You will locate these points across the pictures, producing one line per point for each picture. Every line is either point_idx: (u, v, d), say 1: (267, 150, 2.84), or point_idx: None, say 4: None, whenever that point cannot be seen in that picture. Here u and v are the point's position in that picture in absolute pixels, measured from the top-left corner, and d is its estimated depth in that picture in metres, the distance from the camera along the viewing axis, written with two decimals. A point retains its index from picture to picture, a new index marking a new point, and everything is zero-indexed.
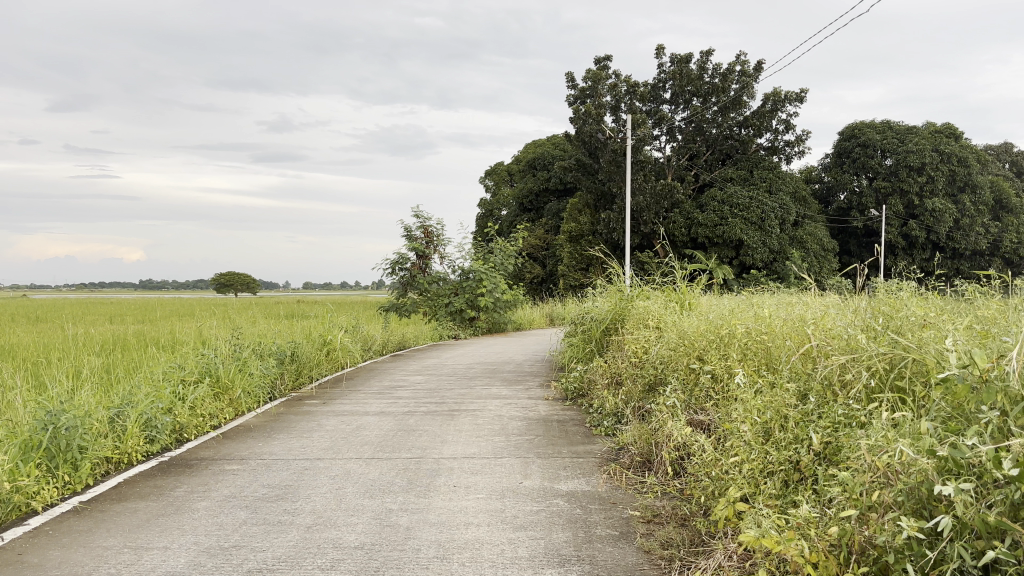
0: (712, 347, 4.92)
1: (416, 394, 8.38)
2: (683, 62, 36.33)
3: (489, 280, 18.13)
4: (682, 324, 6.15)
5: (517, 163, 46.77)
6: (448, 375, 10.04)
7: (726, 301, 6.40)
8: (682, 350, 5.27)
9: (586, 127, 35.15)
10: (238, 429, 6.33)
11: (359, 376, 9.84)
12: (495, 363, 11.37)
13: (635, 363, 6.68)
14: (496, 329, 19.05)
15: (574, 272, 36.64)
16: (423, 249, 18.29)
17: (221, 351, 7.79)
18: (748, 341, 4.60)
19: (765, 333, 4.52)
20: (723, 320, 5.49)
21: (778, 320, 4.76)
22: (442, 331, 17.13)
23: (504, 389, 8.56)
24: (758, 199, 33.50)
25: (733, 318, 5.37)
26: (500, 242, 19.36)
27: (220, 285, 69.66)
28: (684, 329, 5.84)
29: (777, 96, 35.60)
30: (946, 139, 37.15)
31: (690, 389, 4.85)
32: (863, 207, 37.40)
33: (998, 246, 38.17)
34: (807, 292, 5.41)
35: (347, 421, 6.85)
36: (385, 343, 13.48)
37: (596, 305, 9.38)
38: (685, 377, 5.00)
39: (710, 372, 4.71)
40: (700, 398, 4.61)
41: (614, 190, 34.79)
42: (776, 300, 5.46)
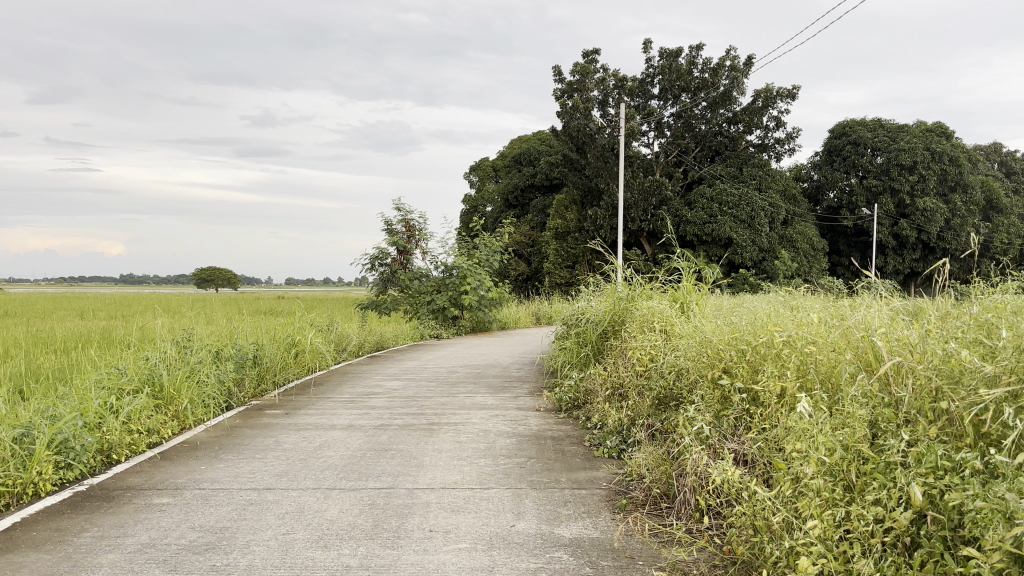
0: (745, 359, 4.10)
1: (391, 403, 7.50)
2: (673, 56, 35.55)
3: (473, 277, 17.26)
4: (698, 329, 5.32)
5: (502, 159, 45.89)
6: (427, 380, 9.14)
7: (748, 302, 5.56)
8: (707, 360, 4.43)
9: (573, 122, 34.23)
10: (181, 448, 5.43)
11: (330, 381, 8.94)
12: (479, 367, 10.47)
13: (640, 373, 5.85)
14: (479, 328, 18.20)
15: (560, 270, 35.83)
16: (404, 244, 17.45)
17: (169, 355, 6.86)
18: (790, 349, 3.80)
19: (815, 341, 3.71)
20: (750, 320, 4.65)
21: (826, 323, 3.95)
22: (424, 330, 16.26)
23: (490, 399, 7.69)
24: (748, 197, 32.78)
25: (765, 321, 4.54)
26: (484, 237, 18.46)
27: (201, 281, 68.26)
28: (703, 333, 5.00)
29: (768, 93, 34.97)
30: (938, 138, 36.64)
31: (717, 409, 4.04)
32: (853, 206, 36.95)
33: (989, 247, 37.82)
34: (856, 292, 4.57)
35: (309, 438, 5.95)
36: (362, 344, 12.58)
37: (591, 305, 8.50)
38: (710, 394, 4.19)
39: (744, 391, 3.90)
40: (733, 424, 3.82)
41: (602, 186, 34.01)
42: (815, 300, 4.63)
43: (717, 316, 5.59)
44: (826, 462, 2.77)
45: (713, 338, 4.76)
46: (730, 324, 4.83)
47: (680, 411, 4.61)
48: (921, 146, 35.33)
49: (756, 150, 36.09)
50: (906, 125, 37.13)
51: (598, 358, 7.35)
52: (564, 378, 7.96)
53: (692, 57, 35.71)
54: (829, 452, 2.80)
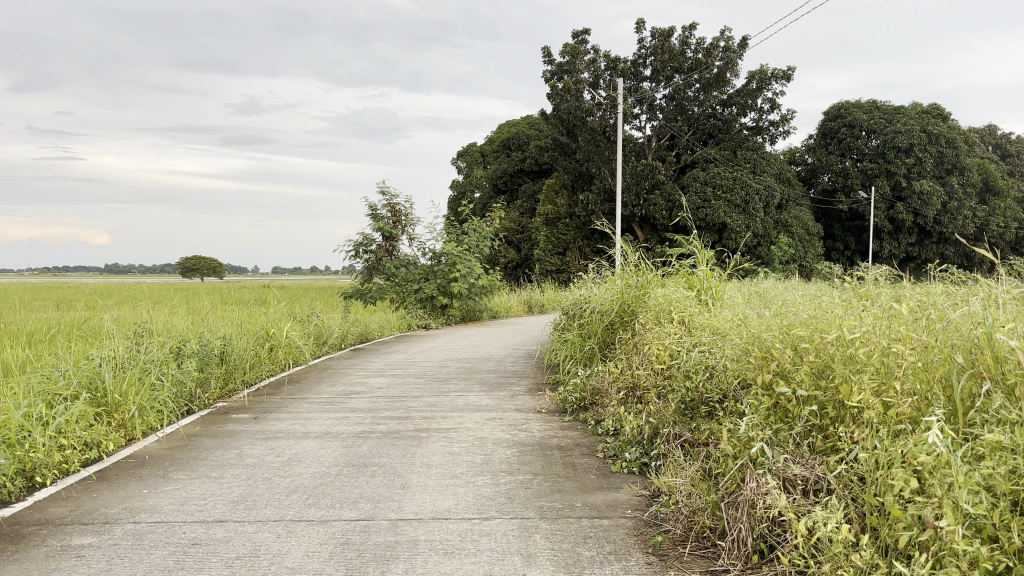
0: (806, 355, 3.35)
1: (373, 404, 6.69)
2: (665, 36, 34.71)
3: (463, 264, 16.41)
4: (737, 322, 4.55)
5: (490, 144, 45.02)
6: (415, 377, 8.33)
7: (793, 291, 4.82)
8: (752, 358, 3.67)
9: (563, 104, 33.29)
10: (124, 465, 4.61)
11: (307, 379, 8.13)
12: (471, 361, 9.66)
13: (659, 370, 5.12)
14: (470, 318, 17.37)
15: (550, 257, 35.01)
16: (389, 229, 16.61)
17: (120, 354, 6.02)
18: (874, 351, 3.06)
19: (908, 344, 2.98)
20: (803, 309, 3.90)
21: (910, 320, 3.21)
22: (411, 321, 15.42)
23: (486, 399, 6.89)
24: (742, 179, 32.03)
25: (821, 309, 3.79)
26: (474, 221, 17.63)
27: (186, 271, 66.95)
28: (743, 329, 4.23)
29: (763, 74, 34.19)
30: (935, 119, 35.99)
31: (775, 424, 3.29)
32: (849, 189, 36.33)
33: (985, 230, 37.36)
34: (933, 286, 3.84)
35: (277, 450, 5.12)
36: (345, 336, 11.75)
37: (596, 292, 7.69)
38: (764, 402, 3.42)
39: (814, 403, 3.15)
40: (801, 446, 3.07)
41: (594, 171, 33.19)
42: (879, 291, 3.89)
43: (755, 308, 4.83)
44: (969, 512, 2.04)
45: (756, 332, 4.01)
46: (774, 314, 4.07)
47: (719, 422, 3.84)
48: (918, 128, 34.73)
49: (750, 133, 35.32)
50: (902, 107, 36.48)
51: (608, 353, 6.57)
52: (567, 374, 7.20)
53: (685, 38, 34.88)
54: (975, 496, 2.07)
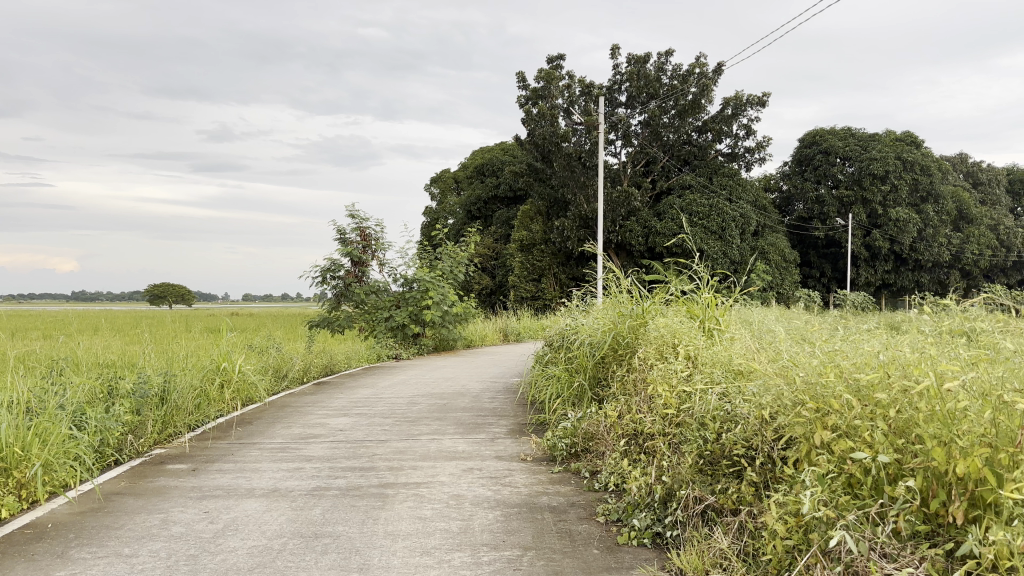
0: (890, 411, 2.62)
1: (333, 452, 5.84)
2: (641, 62, 34.40)
3: (436, 290, 15.58)
4: (770, 366, 3.81)
5: (465, 170, 44.44)
6: (382, 417, 7.46)
7: (831, 332, 4.10)
8: (810, 413, 2.91)
9: (538, 129, 32.73)
10: (14, 541, 3.72)
11: (260, 420, 7.26)
12: (443, 397, 8.80)
13: (667, 417, 4.36)
14: (443, 346, 16.52)
15: (525, 284, 34.34)
16: (358, 254, 15.77)
17: (31, 400, 5.13)
18: (1000, 425, 2.34)
19: None
20: (862, 352, 3.18)
21: None
22: (381, 350, 14.53)
23: (463, 444, 6.05)
24: (719, 206, 31.64)
25: (888, 353, 3.07)
26: (448, 246, 16.82)
27: (154, 297, 65.16)
28: (787, 373, 3.48)
29: (739, 101, 33.94)
30: (909, 147, 35.94)
31: (854, 504, 2.54)
32: (825, 216, 36.10)
33: (960, 258, 37.26)
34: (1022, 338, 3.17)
35: (211, 515, 4.25)
36: (307, 367, 10.86)
37: (585, 321, 6.94)
38: (834, 468, 2.66)
39: (913, 482, 2.41)
40: (900, 541, 2.33)
41: (568, 197, 32.63)
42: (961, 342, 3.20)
43: (786, 348, 4.12)
44: None
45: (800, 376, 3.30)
46: (820, 352, 3.37)
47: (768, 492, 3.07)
48: (893, 155, 34.65)
49: (725, 159, 34.97)
50: (876, 134, 36.44)
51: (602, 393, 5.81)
52: (553, 415, 6.40)
53: (661, 64, 34.59)
54: None
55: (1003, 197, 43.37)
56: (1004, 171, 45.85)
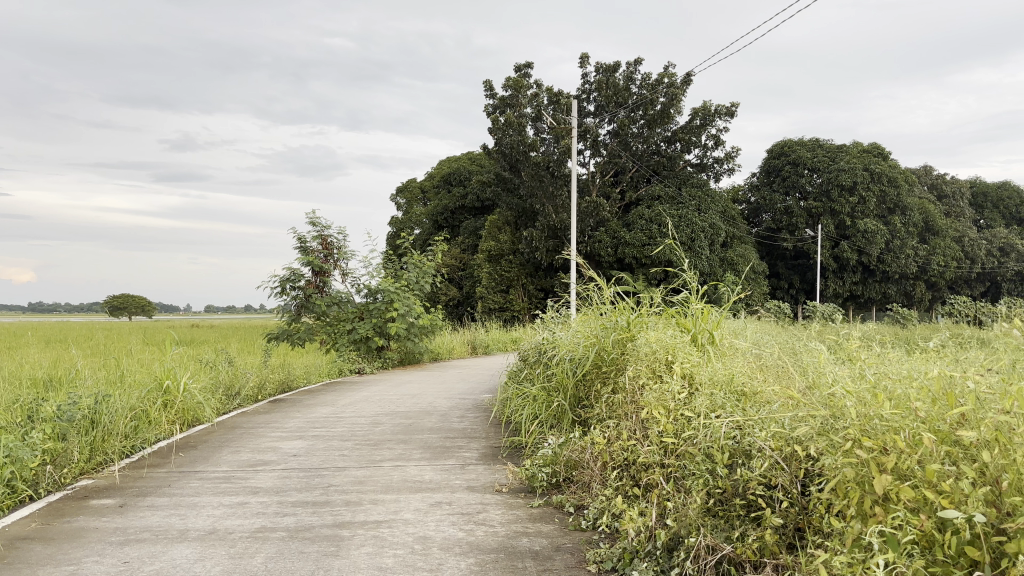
0: (987, 456, 2.09)
1: (283, 482, 5.18)
2: (610, 71, 34.06)
3: (402, 301, 14.91)
4: (798, 397, 3.28)
5: (431, 180, 43.84)
6: (341, 440, 6.79)
7: (860, 357, 3.59)
8: (864, 453, 2.39)
9: (506, 139, 32.21)
10: None
11: (205, 445, 6.57)
12: (409, 417, 8.14)
13: (668, 448, 3.81)
14: (409, 360, 15.83)
15: (493, 295, 33.81)
16: (320, 264, 15.08)
17: None
18: None
19: None
20: (918, 383, 2.67)
21: None
22: (343, 364, 13.80)
23: (430, 472, 5.42)
24: (688, 217, 31.34)
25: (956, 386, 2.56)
26: (414, 256, 16.19)
27: (113, 309, 63.19)
28: (818, 404, 2.96)
29: (707, 111, 33.74)
30: (875, 158, 36.09)
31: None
32: (794, 228, 36.08)
33: (926, 271, 37.39)
34: None
35: (133, 566, 3.58)
36: (263, 383, 10.16)
37: (563, 336, 6.37)
38: (907, 526, 2.12)
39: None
40: None
41: (537, 207, 32.14)
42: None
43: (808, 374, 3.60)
44: None
45: (840, 405, 2.78)
46: (862, 381, 2.86)
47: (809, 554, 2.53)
48: (860, 166, 34.75)
49: (694, 170, 34.71)
50: (843, 146, 36.56)
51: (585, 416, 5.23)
52: (531, 439, 5.80)
53: (630, 73, 34.29)
54: None
55: (966, 209, 43.80)
56: (967, 184, 46.38)
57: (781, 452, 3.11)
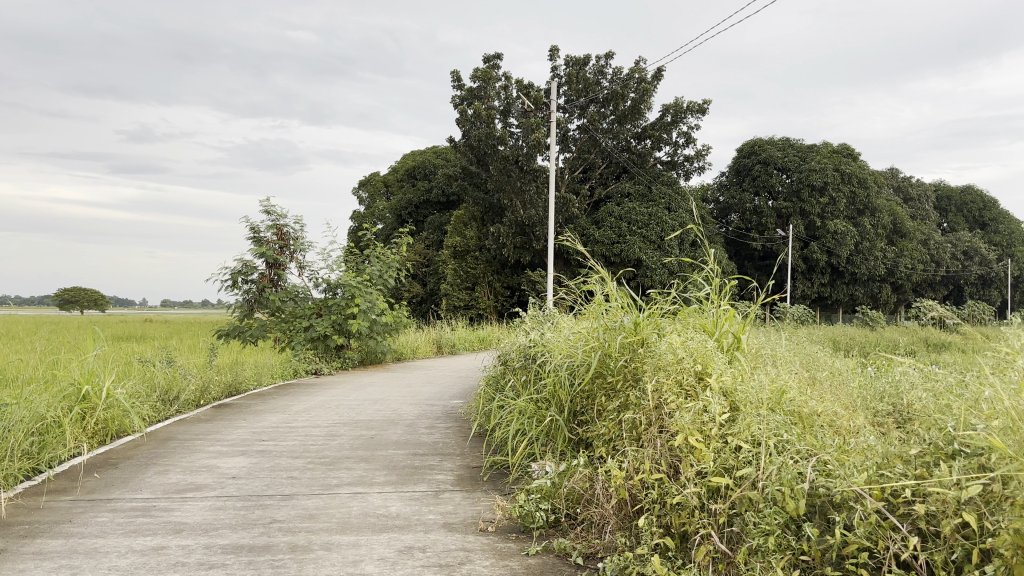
0: None
1: (216, 518, 4.18)
2: (579, 65, 33.21)
3: (363, 296, 13.87)
4: (934, 449, 2.47)
5: (395, 174, 42.72)
6: (291, 458, 5.79)
7: (991, 395, 2.77)
8: None
9: (473, 131, 31.13)
10: None
11: (127, 463, 5.52)
12: (371, 428, 7.14)
13: (722, 493, 2.95)
14: (371, 360, 14.85)
15: (458, 292, 32.82)
16: (274, 256, 13.99)
17: None
18: None
19: None
20: None
21: None
22: (298, 364, 12.75)
23: (397, 504, 4.45)
24: (658, 215, 30.59)
25: None
26: (378, 248, 15.15)
27: (64, 302, 60.85)
28: (993, 461, 2.14)
29: (678, 107, 33.07)
30: (845, 159, 35.80)
31: None
32: (764, 227, 35.68)
33: (894, 273, 37.26)
34: None
35: None
36: (206, 386, 9.07)
37: (560, 337, 5.38)
38: None
39: None
40: None
41: (504, 202, 31.11)
42: None
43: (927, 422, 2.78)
44: None
45: None
46: None
47: None
48: (831, 166, 34.42)
49: (664, 167, 33.92)
50: (814, 146, 36.26)
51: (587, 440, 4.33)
52: (523, 467, 4.82)
53: (601, 67, 33.41)
54: None
55: (932, 212, 43.87)
56: (931, 188, 46.54)
57: (911, 519, 2.30)
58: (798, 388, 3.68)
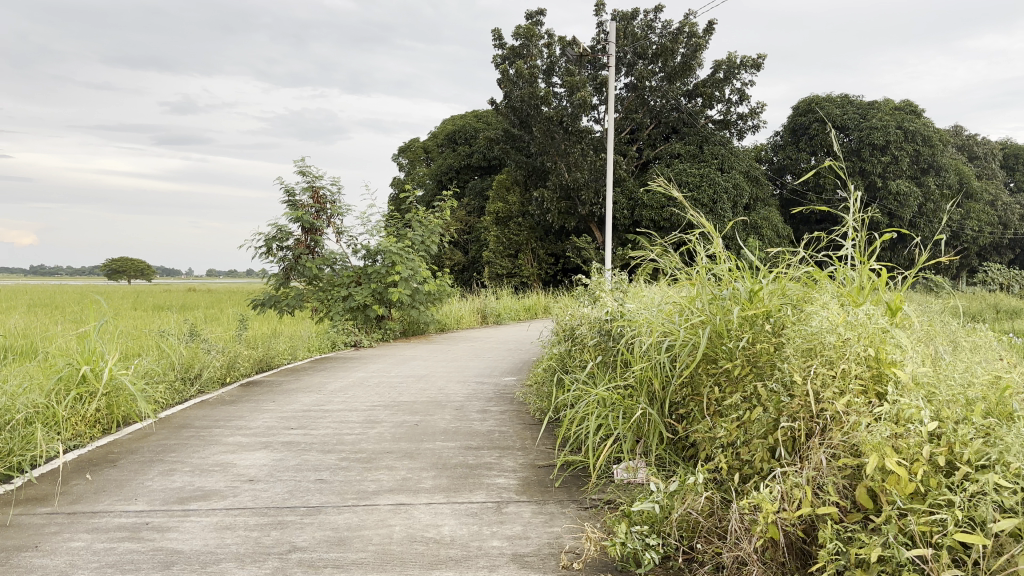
0: None
1: (218, 544, 3.25)
2: (627, 19, 31.76)
3: (405, 264, 12.93)
4: None
5: (434, 139, 41.72)
6: (322, 453, 4.85)
7: None
8: None
9: (515, 92, 29.81)
10: None
11: (127, 460, 4.63)
12: (416, 413, 6.18)
13: (961, 557, 1.95)
14: (413, 330, 14.02)
15: (501, 260, 31.96)
16: (311, 221, 13.09)
17: None
18: None
19: None
20: None
21: None
22: (337, 337, 11.86)
23: (451, 523, 3.47)
24: (710, 176, 28.96)
25: None
26: (420, 212, 14.21)
27: (112, 272, 60.94)
28: None
29: (732, 64, 31.47)
30: (909, 116, 33.89)
31: None
32: (822, 189, 34.05)
33: (958, 235, 35.41)
34: None
35: None
36: (232, 361, 8.20)
37: (651, 309, 4.29)
38: None
39: None
40: None
41: (548, 165, 29.76)
42: None
43: None
44: None
45: None
46: None
47: None
48: (893, 124, 32.54)
49: (716, 127, 32.25)
50: (874, 103, 34.35)
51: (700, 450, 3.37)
52: (613, 479, 3.80)
53: (649, 22, 31.86)
54: None
55: (998, 171, 41.67)
56: (998, 145, 44.20)
57: None
58: (1013, 384, 2.66)
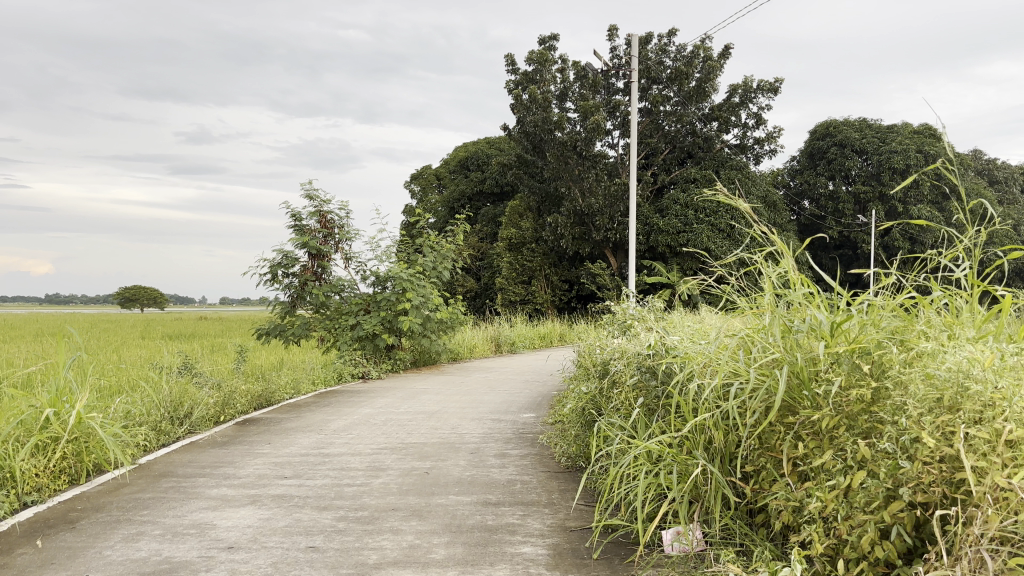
0: None
1: None
2: (641, 43, 31.35)
3: (416, 290, 12.33)
4: None
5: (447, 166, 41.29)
6: (318, 511, 4.16)
7: None
8: None
9: (528, 117, 29.29)
10: None
11: (89, 520, 3.95)
12: (426, 458, 5.48)
13: None
14: (424, 360, 13.34)
15: (513, 286, 31.34)
16: (317, 246, 12.49)
17: None
18: None
19: None
20: None
21: None
22: (343, 367, 11.19)
23: None
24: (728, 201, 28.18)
25: None
26: (433, 237, 13.61)
27: (125, 301, 60.39)
28: None
29: (748, 87, 30.92)
30: (929, 139, 33.22)
31: None
32: (841, 213, 33.29)
33: None
34: None
35: None
36: (227, 397, 7.52)
37: (705, 341, 3.56)
38: None
39: None
40: None
41: (562, 190, 29.17)
42: None
43: None
44: None
45: None
46: None
47: None
48: (914, 148, 31.84)
49: (733, 151, 31.55)
50: (893, 126, 33.72)
51: (780, 522, 2.71)
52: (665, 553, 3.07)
53: (664, 46, 31.43)
54: None
55: (1020, 196, 40.88)
56: (1018, 170, 43.47)
57: None
58: None
